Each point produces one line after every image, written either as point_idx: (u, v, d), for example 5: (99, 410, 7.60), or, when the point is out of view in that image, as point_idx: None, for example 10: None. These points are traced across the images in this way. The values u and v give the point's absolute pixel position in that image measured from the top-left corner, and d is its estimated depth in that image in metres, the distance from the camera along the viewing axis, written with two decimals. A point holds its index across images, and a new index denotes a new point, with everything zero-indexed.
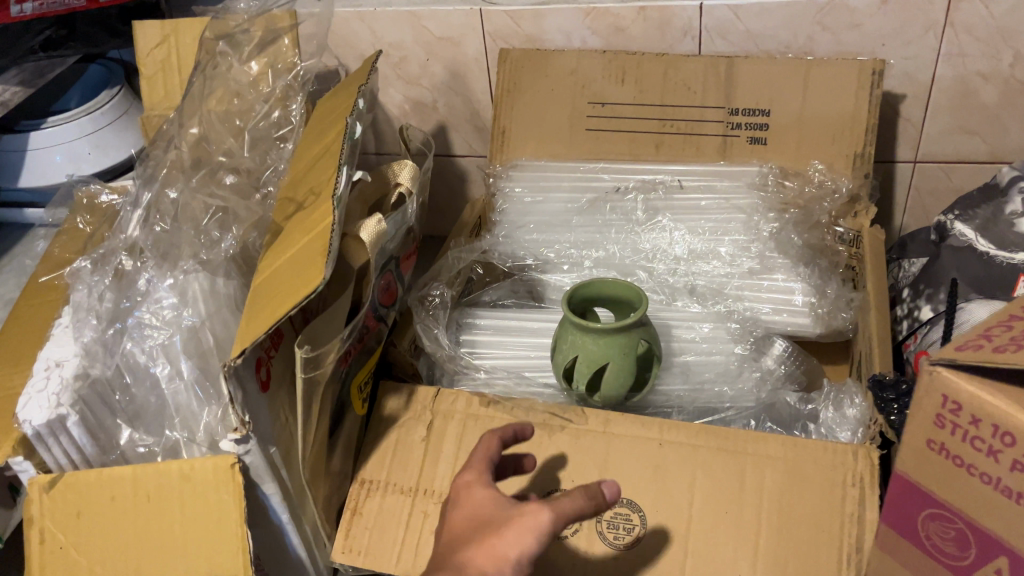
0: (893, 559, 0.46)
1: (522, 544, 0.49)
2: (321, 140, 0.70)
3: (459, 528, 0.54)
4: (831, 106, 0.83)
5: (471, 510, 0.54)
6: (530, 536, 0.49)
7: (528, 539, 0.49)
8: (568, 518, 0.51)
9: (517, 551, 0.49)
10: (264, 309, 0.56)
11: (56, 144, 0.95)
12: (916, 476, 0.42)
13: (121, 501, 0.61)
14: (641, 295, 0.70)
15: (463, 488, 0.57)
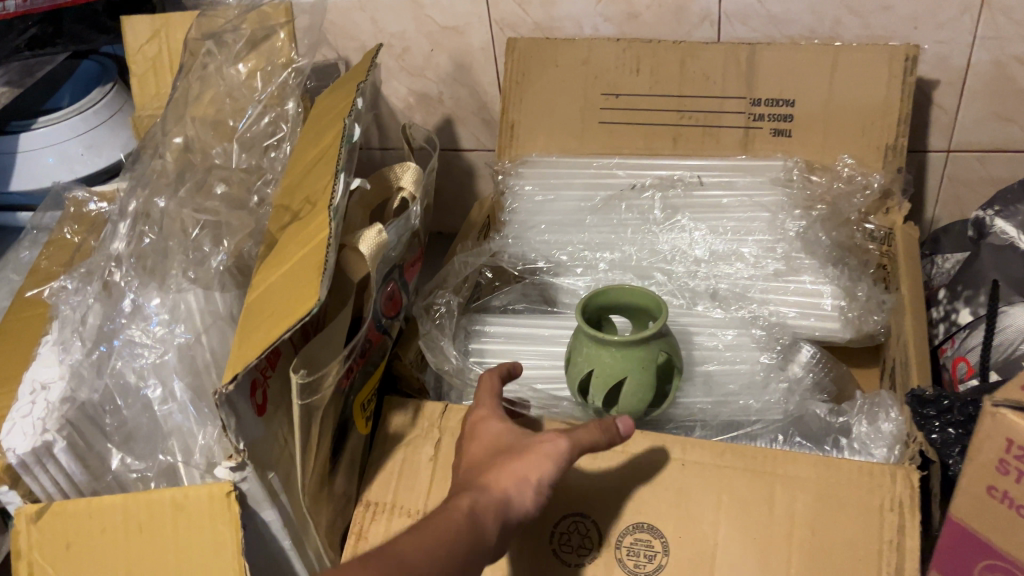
0: None
1: (542, 470, 0.53)
2: (318, 144, 0.66)
3: (474, 461, 0.55)
4: (860, 95, 0.78)
5: (486, 444, 0.56)
6: (550, 461, 0.53)
7: (547, 464, 0.53)
8: (582, 448, 0.55)
9: (537, 475, 0.52)
10: (257, 332, 0.52)
11: (48, 146, 0.91)
12: (972, 520, 0.41)
13: (112, 531, 0.58)
14: (660, 303, 0.66)
15: (476, 425, 0.58)
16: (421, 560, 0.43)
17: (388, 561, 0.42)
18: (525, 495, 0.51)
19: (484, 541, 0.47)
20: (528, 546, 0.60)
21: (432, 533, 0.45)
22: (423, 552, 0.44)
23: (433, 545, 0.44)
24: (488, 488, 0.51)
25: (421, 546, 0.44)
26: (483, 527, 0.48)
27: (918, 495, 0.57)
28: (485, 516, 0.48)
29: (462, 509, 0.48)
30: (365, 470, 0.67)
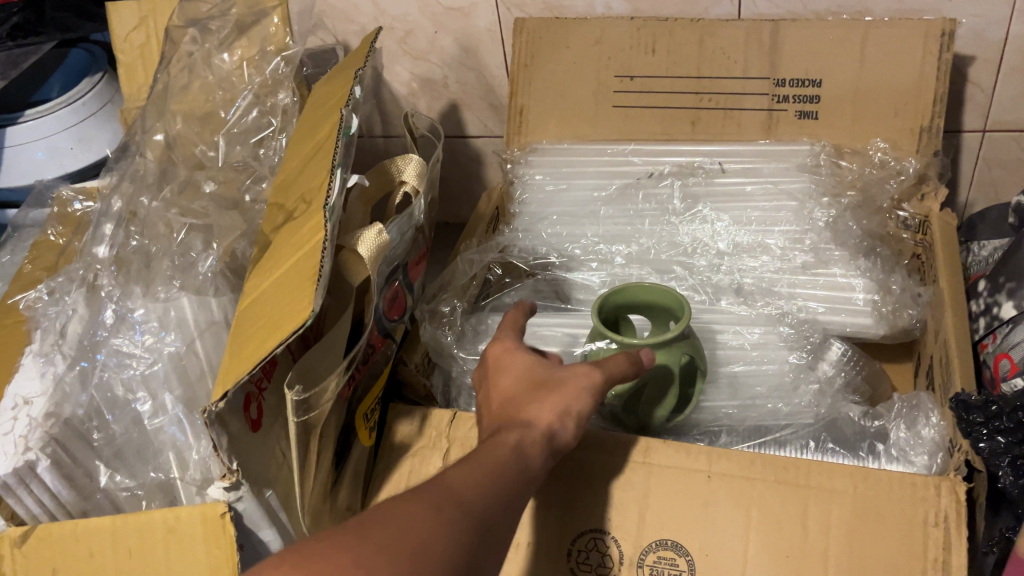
0: None
1: (581, 402, 0.52)
2: (313, 137, 0.61)
3: (507, 395, 0.53)
4: (891, 74, 0.73)
5: (517, 376, 0.54)
6: (586, 394, 0.52)
7: (586, 397, 0.52)
8: (615, 380, 0.54)
9: (578, 408, 0.51)
10: (248, 345, 0.48)
11: (36, 140, 0.87)
12: None
13: (101, 554, 0.54)
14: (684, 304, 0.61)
15: (501, 358, 0.57)
16: (475, 491, 0.41)
17: (443, 492, 0.40)
18: (567, 428, 0.51)
19: (530, 475, 0.46)
20: (543, 565, 0.57)
21: (479, 467, 0.43)
22: (475, 485, 0.41)
23: (484, 478, 0.42)
24: (530, 421, 0.50)
25: (472, 479, 0.42)
26: (529, 459, 0.47)
27: (964, 509, 0.53)
28: (530, 448, 0.47)
29: (509, 445, 0.47)
30: (370, 482, 0.63)
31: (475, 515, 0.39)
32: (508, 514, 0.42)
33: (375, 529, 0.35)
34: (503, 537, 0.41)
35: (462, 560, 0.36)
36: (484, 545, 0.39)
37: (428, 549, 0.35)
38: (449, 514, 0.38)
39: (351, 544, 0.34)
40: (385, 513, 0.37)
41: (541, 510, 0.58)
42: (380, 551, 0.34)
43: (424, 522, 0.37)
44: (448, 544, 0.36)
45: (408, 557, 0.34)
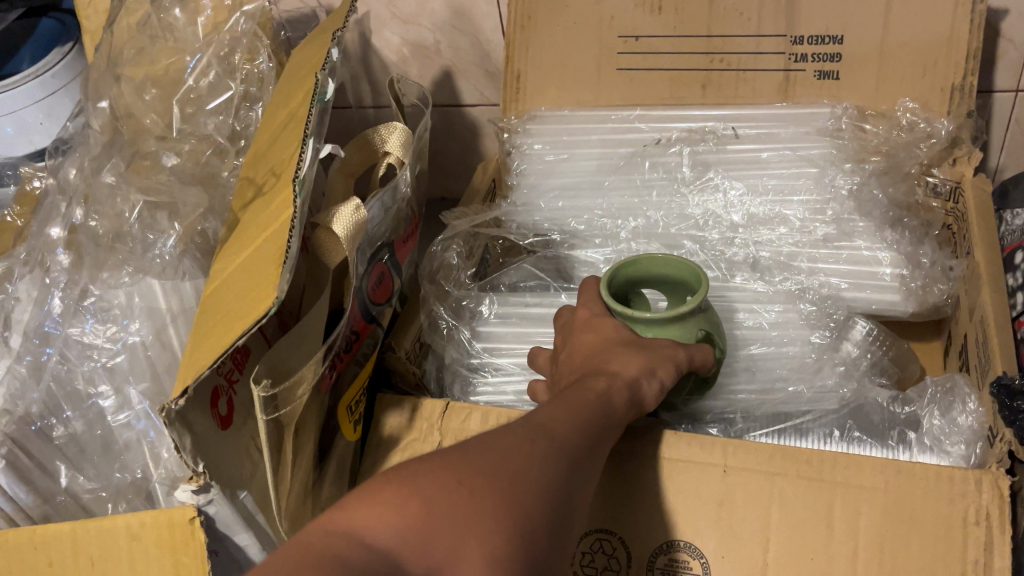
0: None
1: (667, 369, 0.49)
2: (286, 106, 0.56)
3: (591, 352, 0.51)
4: (921, 28, 0.66)
5: (605, 337, 0.51)
6: (672, 364, 0.49)
7: (671, 367, 0.49)
8: (680, 358, 0.50)
9: (664, 374, 0.49)
10: (212, 332, 0.44)
11: (5, 115, 0.82)
12: None
13: (59, 564, 0.49)
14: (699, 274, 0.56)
15: (585, 321, 0.54)
16: (565, 425, 0.39)
17: (533, 425, 0.38)
18: (651, 390, 0.48)
19: (614, 420, 0.44)
20: None
21: (565, 405, 0.42)
22: (564, 421, 0.40)
23: (572, 416, 0.41)
24: (619, 374, 0.47)
25: (561, 415, 0.40)
26: (616, 406, 0.45)
27: (1008, 506, 0.47)
28: (619, 394, 0.45)
29: (596, 389, 0.45)
30: (357, 479, 0.59)
31: (565, 447, 0.38)
32: (594, 451, 0.41)
33: (474, 453, 0.34)
34: (590, 476, 0.39)
35: (559, 487, 0.35)
36: (577, 479, 0.37)
37: (528, 474, 0.34)
38: (543, 444, 0.36)
39: (451, 466, 0.32)
40: (481, 442, 0.35)
41: None
42: (480, 472, 0.32)
43: (521, 450, 0.35)
44: (545, 474, 0.35)
45: (508, 481, 0.33)
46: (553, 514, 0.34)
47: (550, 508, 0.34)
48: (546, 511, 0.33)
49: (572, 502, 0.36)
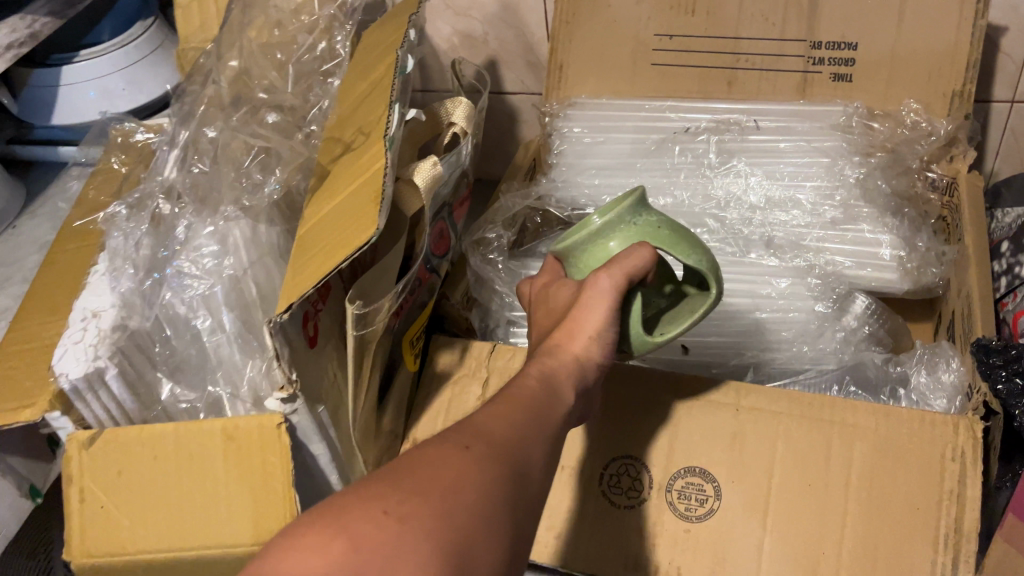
0: None
1: (598, 316, 0.51)
2: (367, 77, 0.64)
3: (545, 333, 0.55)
4: (926, 39, 0.74)
5: (554, 309, 0.55)
6: (602, 308, 0.51)
7: (601, 310, 0.51)
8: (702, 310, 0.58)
9: (594, 324, 0.51)
10: (313, 261, 0.51)
11: (89, 80, 0.90)
12: None
13: (163, 460, 0.57)
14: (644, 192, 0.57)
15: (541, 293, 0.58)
16: (499, 431, 0.41)
17: (469, 433, 0.40)
18: (591, 349, 0.51)
19: (555, 414, 0.46)
20: (579, 487, 0.61)
21: (502, 410, 0.43)
22: (500, 426, 0.42)
23: (514, 419, 0.43)
24: (562, 353, 0.51)
25: (502, 419, 0.42)
26: (559, 393, 0.48)
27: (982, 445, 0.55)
28: (562, 382, 0.49)
29: (536, 376, 0.48)
30: (412, 409, 0.68)
31: (500, 451, 0.40)
32: (541, 449, 0.43)
33: (404, 478, 0.35)
34: (536, 470, 0.41)
35: (496, 497, 0.37)
36: (520, 482, 0.39)
37: (460, 488, 0.36)
38: (475, 453, 0.38)
39: (378, 498, 0.34)
40: (412, 464, 0.37)
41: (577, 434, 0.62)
42: (408, 499, 0.34)
43: (453, 465, 0.37)
44: (479, 484, 0.36)
45: (440, 500, 0.34)
46: (491, 524, 0.36)
47: (490, 518, 0.36)
48: (482, 521, 0.35)
49: (514, 506, 0.38)
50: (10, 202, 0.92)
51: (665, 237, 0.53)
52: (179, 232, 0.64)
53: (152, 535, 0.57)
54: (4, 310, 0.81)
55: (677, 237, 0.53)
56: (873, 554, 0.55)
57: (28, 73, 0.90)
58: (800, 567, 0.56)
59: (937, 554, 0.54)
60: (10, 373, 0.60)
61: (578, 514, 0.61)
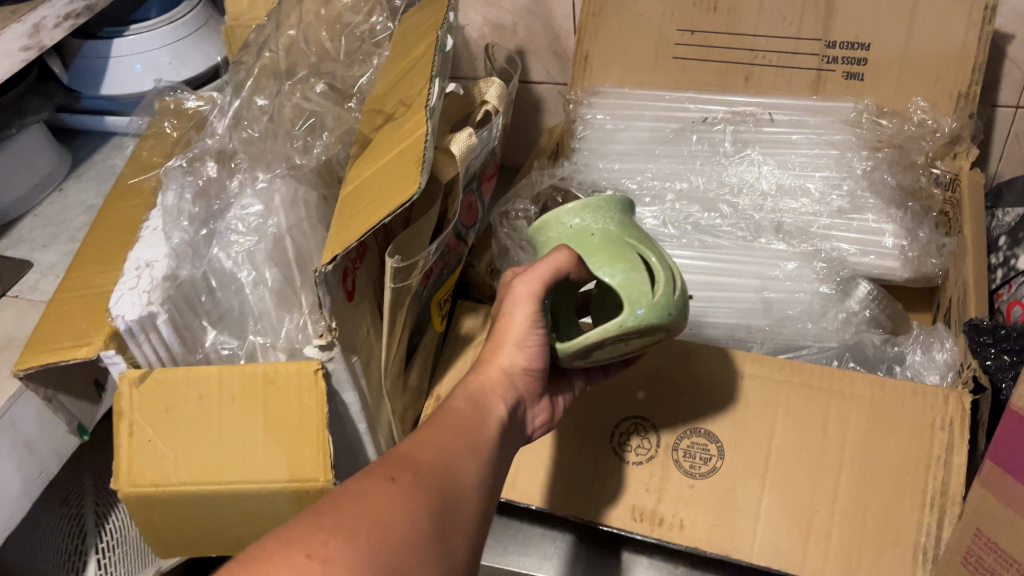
0: (1003, 505, 0.48)
1: (516, 327, 0.55)
2: (409, 54, 0.68)
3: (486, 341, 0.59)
4: (935, 42, 0.78)
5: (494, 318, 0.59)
6: (519, 314, 0.54)
7: (519, 318, 0.54)
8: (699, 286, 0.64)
9: (514, 332, 0.55)
10: (356, 218, 0.55)
11: (136, 53, 0.95)
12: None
13: (207, 398, 0.61)
14: (614, 202, 0.58)
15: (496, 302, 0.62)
16: (423, 462, 0.47)
17: (396, 464, 0.46)
18: (517, 357, 0.56)
19: (483, 433, 0.52)
20: (592, 444, 0.66)
21: (432, 440, 0.49)
22: (428, 457, 0.48)
23: (438, 446, 0.49)
24: (490, 367, 0.56)
25: (429, 447, 0.48)
26: (488, 409, 0.54)
27: (969, 416, 0.59)
28: (490, 398, 0.54)
29: (463, 399, 0.54)
30: (437, 367, 0.72)
31: (424, 482, 0.45)
32: (472, 470, 0.49)
33: (324, 519, 0.40)
34: (465, 490, 0.48)
35: (421, 525, 0.43)
36: (444, 503, 0.45)
37: (385, 526, 0.41)
38: (399, 487, 0.44)
39: (303, 540, 0.39)
40: (337, 503, 0.42)
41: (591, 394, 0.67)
42: (332, 538, 0.39)
43: (378, 504, 0.42)
44: (403, 518, 0.42)
45: (362, 537, 0.40)
46: (416, 551, 0.41)
47: (412, 543, 0.41)
48: (406, 550, 0.41)
49: (442, 528, 0.44)
50: (58, 166, 0.97)
51: (589, 247, 0.55)
52: (231, 188, 0.69)
53: (194, 467, 0.62)
54: (54, 266, 0.86)
55: (603, 248, 0.55)
56: (863, 513, 0.59)
57: (80, 44, 0.94)
58: (795, 522, 0.60)
59: (923, 515, 0.58)
60: (67, 316, 0.64)
61: (589, 469, 0.65)
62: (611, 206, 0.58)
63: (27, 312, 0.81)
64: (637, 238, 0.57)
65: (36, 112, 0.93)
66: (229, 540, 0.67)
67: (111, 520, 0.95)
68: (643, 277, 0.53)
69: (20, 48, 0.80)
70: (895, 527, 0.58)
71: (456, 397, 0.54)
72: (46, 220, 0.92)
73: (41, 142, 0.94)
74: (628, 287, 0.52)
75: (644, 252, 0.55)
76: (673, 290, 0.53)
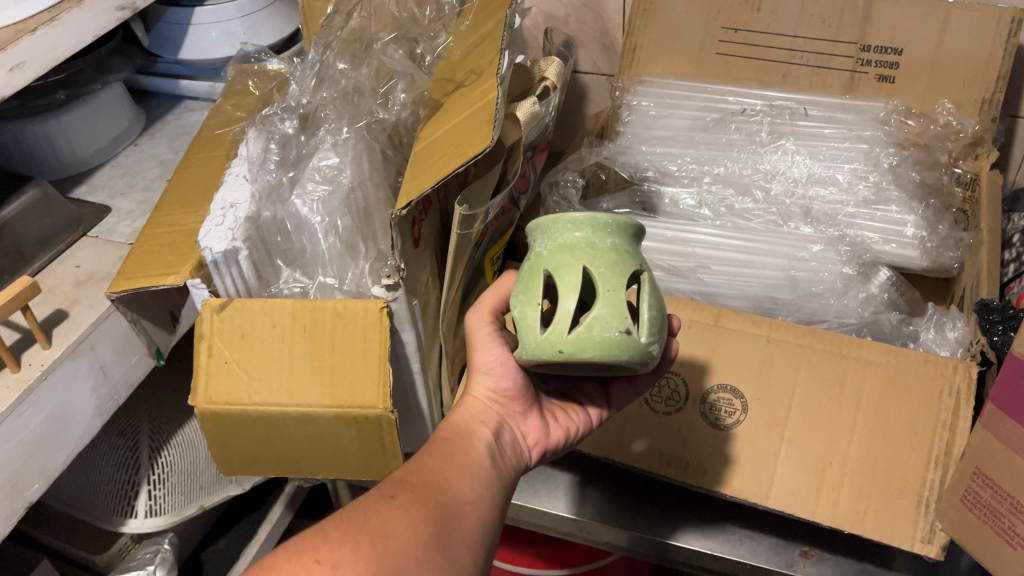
0: (994, 439, 0.58)
1: (482, 357, 0.62)
2: (481, 29, 0.75)
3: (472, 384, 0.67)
4: (965, 49, 0.83)
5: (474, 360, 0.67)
6: (482, 343, 0.62)
7: (482, 346, 0.62)
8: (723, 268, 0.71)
9: (482, 360, 0.62)
10: (429, 169, 0.61)
11: (214, 23, 1.01)
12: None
13: (281, 328, 0.67)
14: (563, 221, 0.53)
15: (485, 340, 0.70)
16: (416, 480, 0.53)
17: (397, 484, 0.52)
18: (489, 381, 0.62)
19: (472, 457, 0.57)
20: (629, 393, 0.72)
21: (424, 467, 0.55)
22: (421, 477, 0.53)
23: (433, 469, 0.54)
24: (468, 399, 0.62)
25: (424, 469, 0.54)
26: (473, 433, 0.59)
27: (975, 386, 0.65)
28: (473, 424, 0.60)
29: (452, 431, 0.59)
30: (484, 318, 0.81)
31: (424, 494, 0.51)
32: (468, 485, 0.55)
33: (332, 532, 0.46)
34: (463, 499, 0.53)
35: (419, 531, 0.48)
36: (443, 511, 0.51)
37: (385, 532, 0.47)
38: (397, 501, 0.50)
39: (313, 549, 0.45)
40: (345, 519, 0.48)
41: None
42: (338, 550, 0.45)
43: (379, 516, 0.48)
44: (403, 526, 0.48)
45: (365, 546, 0.46)
46: (416, 552, 0.47)
47: (412, 547, 0.47)
48: (406, 551, 0.47)
49: (442, 533, 0.49)
50: (133, 123, 1.04)
51: (524, 276, 0.55)
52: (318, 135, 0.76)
53: (265, 391, 0.68)
54: (130, 212, 0.93)
55: (529, 276, 0.54)
56: (873, 466, 0.65)
57: (164, 11, 1.01)
58: (809, 472, 0.66)
59: (928, 471, 0.64)
60: (154, 249, 0.70)
61: (622, 417, 0.72)
62: (558, 225, 0.53)
63: (107, 250, 0.87)
64: (562, 262, 0.52)
65: (119, 70, 0.98)
66: (293, 462, 0.74)
67: (164, 455, 1.01)
68: (535, 314, 0.51)
69: (117, 7, 0.84)
70: (903, 477, 0.65)
71: (443, 429, 0.60)
72: (123, 170, 0.99)
73: (120, 100, 1.01)
74: (522, 320, 0.52)
75: (558, 282, 0.51)
76: (563, 330, 0.49)
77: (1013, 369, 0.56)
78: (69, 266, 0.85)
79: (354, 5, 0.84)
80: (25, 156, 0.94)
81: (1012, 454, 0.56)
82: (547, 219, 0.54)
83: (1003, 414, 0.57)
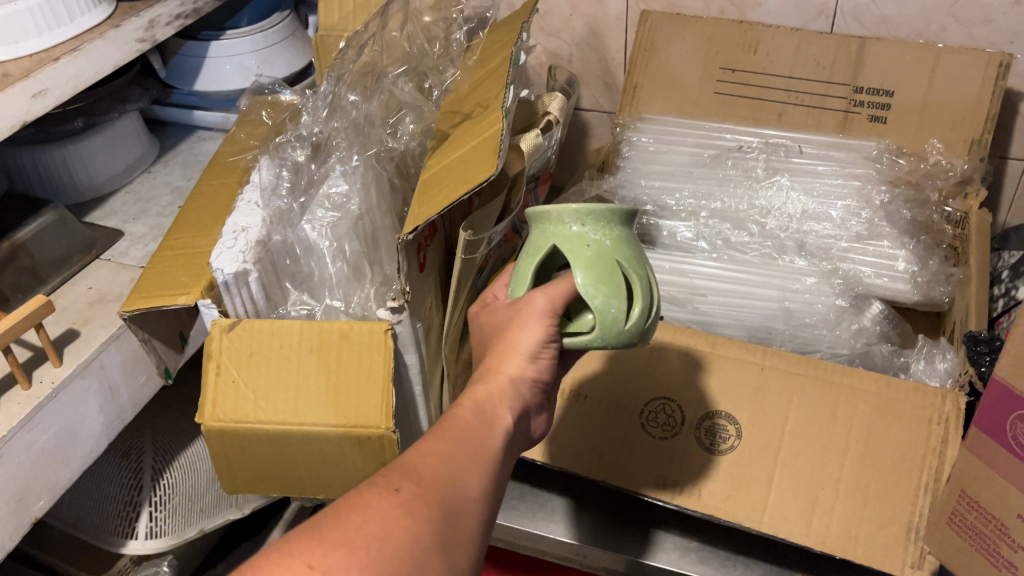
0: (980, 464, 0.60)
1: (530, 334, 0.58)
2: (485, 66, 0.78)
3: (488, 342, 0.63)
4: (955, 92, 0.86)
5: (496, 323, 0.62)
6: (539, 325, 0.58)
7: (536, 327, 0.58)
8: None
9: (528, 340, 0.58)
10: (438, 195, 0.63)
11: (228, 55, 1.05)
12: (1008, 381, 0.56)
13: (290, 347, 0.69)
14: (619, 216, 0.60)
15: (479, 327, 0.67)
16: (428, 475, 0.51)
17: (403, 475, 0.50)
18: (523, 365, 0.58)
19: (485, 447, 0.55)
20: (623, 418, 0.74)
21: (437, 454, 0.52)
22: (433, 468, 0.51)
23: (447, 457, 0.52)
24: (499, 374, 0.58)
25: (434, 457, 0.52)
26: (491, 417, 0.56)
27: (963, 415, 0.67)
28: (498, 407, 0.57)
29: (471, 410, 0.56)
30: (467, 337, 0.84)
31: (437, 485, 0.50)
32: (479, 481, 0.53)
33: (327, 533, 0.46)
34: (470, 496, 0.51)
35: (423, 535, 0.47)
36: (450, 511, 0.50)
37: (385, 537, 0.46)
38: (400, 501, 0.48)
39: (305, 553, 0.44)
40: (342, 519, 0.47)
41: (629, 379, 0.75)
42: (332, 554, 0.44)
43: (381, 517, 0.47)
44: (406, 530, 0.47)
45: (363, 551, 0.45)
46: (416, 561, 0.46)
47: (412, 553, 0.46)
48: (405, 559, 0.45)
49: (446, 536, 0.48)
50: (147, 151, 1.07)
51: (582, 258, 0.58)
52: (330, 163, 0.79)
53: (270, 409, 0.69)
54: (143, 236, 0.95)
55: (593, 261, 0.58)
56: (864, 492, 0.67)
57: (181, 44, 1.05)
58: (801, 498, 0.67)
59: (919, 496, 0.66)
60: (167, 270, 0.71)
61: (619, 442, 0.73)
62: (614, 219, 0.60)
63: (119, 272, 0.90)
64: (628, 256, 0.59)
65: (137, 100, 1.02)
66: (296, 481, 0.75)
67: (166, 477, 1.02)
68: (621, 305, 0.57)
69: (138, 39, 0.87)
70: (892, 502, 0.66)
71: (465, 404, 0.57)
72: (137, 196, 1.02)
73: (135, 129, 1.04)
74: (606, 305, 0.57)
75: (630, 274, 0.59)
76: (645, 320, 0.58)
77: (995, 397, 0.58)
78: (81, 287, 0.88)
79: (366, 39, 0.86)
80: (42, 181, 0.97)
81: (995, 475, 0.59)
82: (606, 208, 0.59)
83: (986, 437, 0.59)
